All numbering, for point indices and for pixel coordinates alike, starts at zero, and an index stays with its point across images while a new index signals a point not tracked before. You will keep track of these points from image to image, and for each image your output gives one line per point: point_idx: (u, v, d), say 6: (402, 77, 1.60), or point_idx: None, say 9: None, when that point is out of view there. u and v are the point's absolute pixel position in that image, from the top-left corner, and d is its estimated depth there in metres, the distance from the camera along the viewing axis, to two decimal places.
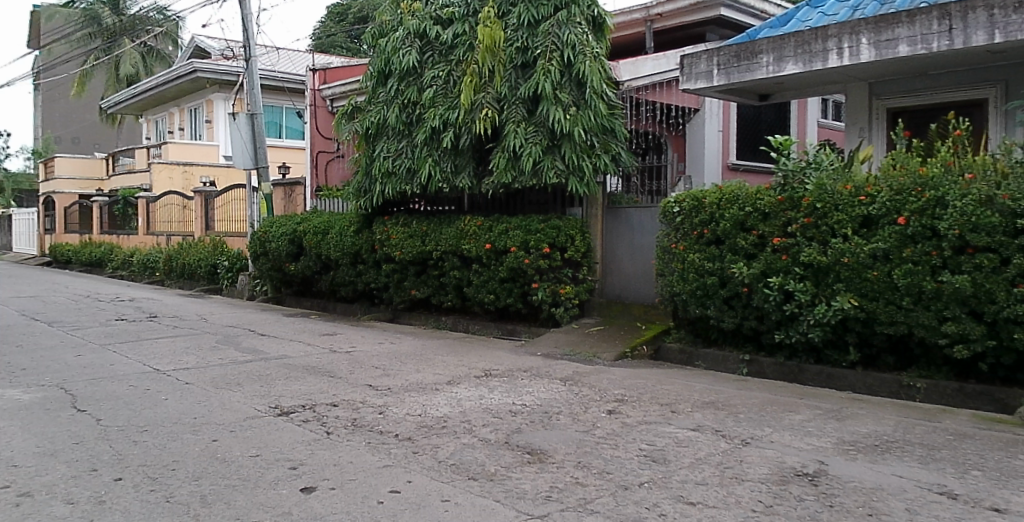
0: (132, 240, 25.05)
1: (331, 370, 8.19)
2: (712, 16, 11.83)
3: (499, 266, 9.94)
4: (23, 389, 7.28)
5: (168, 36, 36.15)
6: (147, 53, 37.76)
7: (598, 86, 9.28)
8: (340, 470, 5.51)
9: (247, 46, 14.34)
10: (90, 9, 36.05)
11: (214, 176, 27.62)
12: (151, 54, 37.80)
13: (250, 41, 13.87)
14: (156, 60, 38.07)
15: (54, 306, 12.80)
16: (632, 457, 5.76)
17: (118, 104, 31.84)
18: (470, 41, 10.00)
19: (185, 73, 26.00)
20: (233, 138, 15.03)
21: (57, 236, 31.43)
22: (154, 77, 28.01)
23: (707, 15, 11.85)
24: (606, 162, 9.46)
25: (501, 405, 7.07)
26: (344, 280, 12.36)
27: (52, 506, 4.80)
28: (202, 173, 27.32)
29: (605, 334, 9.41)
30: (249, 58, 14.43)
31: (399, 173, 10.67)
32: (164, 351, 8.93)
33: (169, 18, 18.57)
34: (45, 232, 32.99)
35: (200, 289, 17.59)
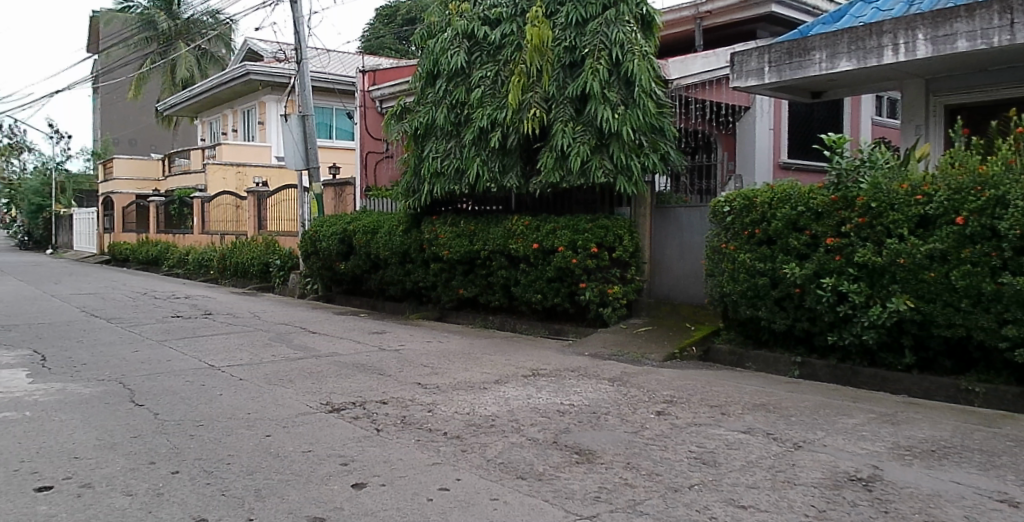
0: (186, 240, 25.64)
1: (381, 368, 8.25)
2: (762, 13, 11.67)
3: (547, 266, 9.92)
4: (84, 383, 7.49)
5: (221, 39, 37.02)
6: (203, 56, 38.73)
7: (646, 84, 9.21)
8: (391, 467, 5.54)
9: (299, 49, 14.58)
10: (146, 13, 37.16)
11: (266, 176, 27.92)
12: (206, 57, 38.74)
13: (302, 45, 14.12)
14: (212, 63, 39.06)
15: (114, 303, 13.18)
16: (683, 459, 5.69)
17: (172, 107, 32.71)
18: (518, 41, 10.03)
19: (236, 76, 26.59)
20: (285, 139, 15.30)
21: (116, 236, 32.39)
22: (207, 80, 28.72)
23: (757, 12, 11.69)
24: (655, 161, 9.37)
25: (549, 404, 7.04)
26: (392, 279, 12.49)
27: (112, 497, 4.92)
28: (255, 173, 27.67)
29: (653, 335, 9.32)
30: (300, 61, 14.68)
31: (447, 173, 10.72)
32: (219, 347, 9.12)
33: (223, 21, 18.99)
34: (104, 232, 34.04)
35: (254, 287, 17.95)
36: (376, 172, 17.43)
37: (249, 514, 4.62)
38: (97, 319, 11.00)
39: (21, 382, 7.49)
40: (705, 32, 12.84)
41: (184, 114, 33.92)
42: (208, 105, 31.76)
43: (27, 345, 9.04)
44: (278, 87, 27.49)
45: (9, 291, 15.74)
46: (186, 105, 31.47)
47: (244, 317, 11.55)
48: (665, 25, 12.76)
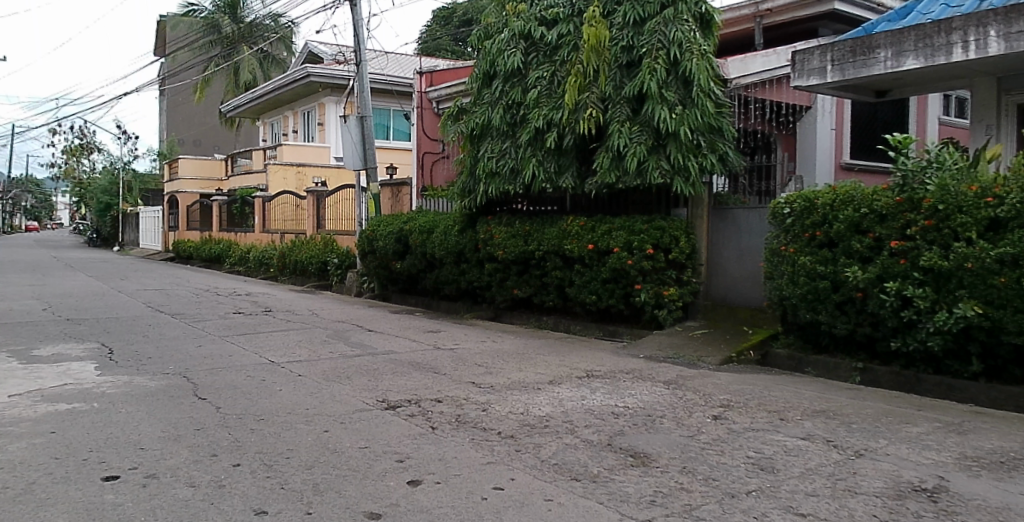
0: (247, 238, 26.31)
1: (436, 367, 8.31)
2: (824, 10, 11.44)
3: (601, 267, 9.86)
4: (150, 376, 7.71)
5: (283, 42, 37.88)
6: (265, 58, 39.68)
7: (705, 84, 9.09)
8: (446, 465, 5.56)
9: (358, 51, 14.80)
10: (211, 17, 38.22)
11: (325, 176, 28.62)
12: (268, 60, 39.73)
13: (361, 47, 14.34)
14: (273, 64, 39.98)
15: (178, 299, 13.56)
16: (739, 464, 5.58)
17: (234, 108, 33.63)
18: (574, 42, 10.02)
19: (298, 78, 27.16)
20: (344, 140, 15.56)
21: (180, 233, 33.43)
22: (269, 83, 29.42)
23: (819, 9, 11.46)
24: (713, 162, 9.23)
25: (603, 406, 6.99)
26: (447, 279, 12.58)
27: (176, 487, 5.04)
28: (315, 173, 28.37)
29: (708, 338, 9.18)
30: (360, 63, 14.91)
31: (503, 173, 10.74)
32: (279, 344, 9.30)
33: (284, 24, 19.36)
34: (169, 230, 35.22)
35: (313, 285, 18.30)
36: (432, 172, 17.52)
37: (307, 508, 4.68)
38: (162, 315, 11.32)
39: (91, 374, 7.76)
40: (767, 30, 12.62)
41: (245, 115, 34.80)
42: (271, 107, 32.57)
43: (96, 339, 9.38)
44: (335, 90, 27.98)
45: (80, 286, 16.41)
46: (248, 106, 32.37)
47: (303, 314, 11.76)
48: (725, 24, 12.58)
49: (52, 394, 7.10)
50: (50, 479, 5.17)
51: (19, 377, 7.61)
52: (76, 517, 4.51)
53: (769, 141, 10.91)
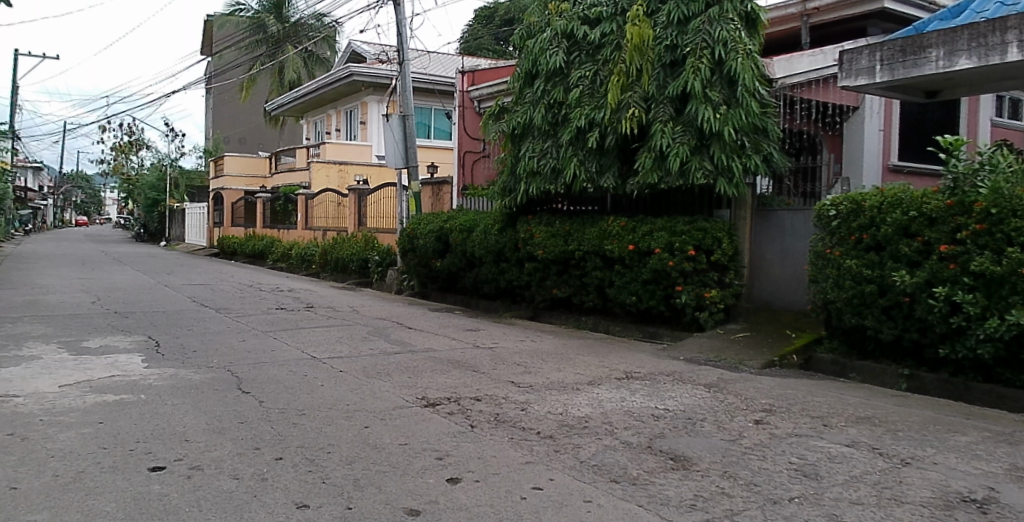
0: (290, 235, 26.71)
1: (475, 365, 8.32)
2: (873, 9, 11.26)
3: (642, 268, 9.79)
4: (195, 370, 7.85)
5: (327, 41, 38.41)
6: (308, 58, 40.31)
7: (750, 83, 9.01)
8: (485, 464, 5.56)
9: (401, 50, 14.91)
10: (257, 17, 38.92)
11: (367, 175, 28.91)
12: (312, 59, 40.36)
13: (404, 46, 14.45)
14: (317, 64, 40.59)
15: (222, 294, 13.79)
16: (782, 470, 5.48)
17: (278, 107, 34.20)
18: (617, 41, 9.98)
19: (343, 76, 27.45)
20: (386, 138, 15.70)
21: (224, 230, 34.08)
22: (313, 82, 29.87)
23: (868, 8, 11.28)
24: (757, 162, 9.11)
25: (644, 408, 6.93)
26: (487, 277, 12.62)
27: (220, 480, 5.11)
28: (357, 172, 28.63)
29: (750, 342, 9.05)
30: (402, 62, 15.00)
31: (543, 173, 10.72)
32: (320, 339, 9.40)
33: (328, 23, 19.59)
34: (215, 226, 36.00)
35: (353, 282, 18.48)
36: (473, 171, 17.66)
37: (348, 503, 4.70)
38: (206, 309, 11.52)
39: (138, 366, 7.92)
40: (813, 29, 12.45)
41: (288, 114, 35.36)
42: (313, 106, 33.07)
43: (143, 332, 9.57)
44: (377, 90, 28.24)
45: (129, 280, 16.80)
46: (292, 105, 32.95)
47: (344, 311, 11.87)
48: (769, 23, 12.46)
49: (100, 385, 7.26)
50: (98, 468, 5.28)
51: (69, 368, 7.80)
52: (123, 506, 4.59)
53: (814, 142, 10.76)
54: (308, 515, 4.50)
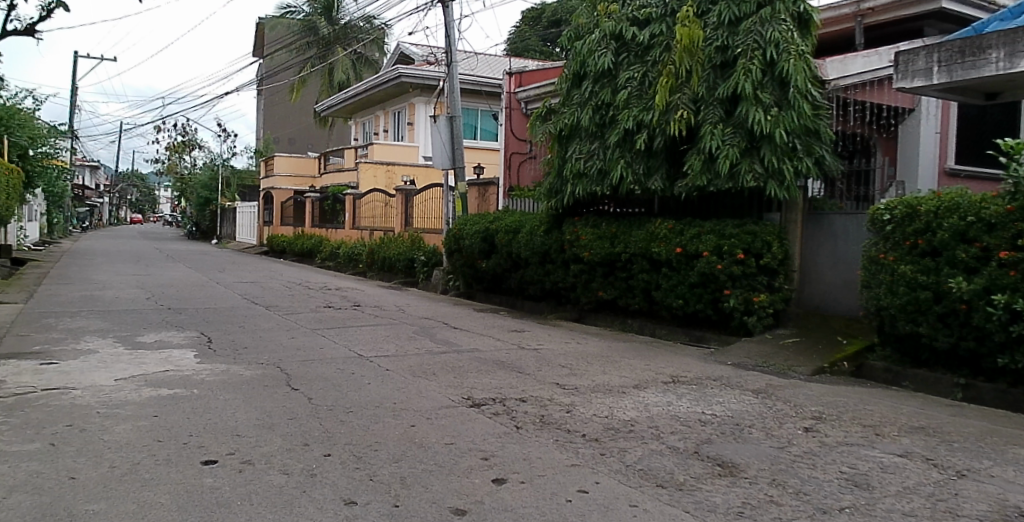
0: (338, 235, 27.11)
1: (520, 366, 8.33)
2: (932, 9, 11.03)
3: (689, 271, 9.71)
4: (245, 366, 7.98)
5: (375, 44, 38.96)
6: (357, 60, 40.95)
7: (802, 85, 8.89)
8: (530, 465, 5.54)
9: (449, 52, 14.99)
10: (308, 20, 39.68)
11: (414, 175, 29.15)
12: (360, 62, 40.99)
13: (453, 47, 14.54)
14: (365, 66, 41.22)
15: (272, 292, 14.03)
16: (832, 479, 5.35)
17: (326, 108, 34.77)
18: (667, 42, 9.92)
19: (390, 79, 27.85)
20: (433, 140, 15.81)
21: (274, 229, 34.73)
22: (361, 84, 30.32)
23: (926, 7, 11.05)
24: (809, 165, 8.99)
25: (690, 413, 6.86)
26: (532, 279, 12.63)
27: (270, 475, 5.17)
28: (405, 172, 28.89)
29: (799, 348, 8.90)
30: (450, 64, 15.06)
31: (590, 174, 10.68)
32: (368, 338, 9.49)
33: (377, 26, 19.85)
34: (265, 225, 36.77)
35: (400, 282, 18.65)
36: (520, 173, 17.45)
37: (394, 501, 4.73)
38: (256, 306, 11.73)
39: (191, 362, 8.09)
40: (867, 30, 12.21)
41: (339, 116, 35.91)
42: (360, 108, 33.52)
43: (196, 328, 9.77)
44: (425, 91, 28.56)
45: (182, 277, 17.21)
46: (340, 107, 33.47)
47: (390, 310, 11.98)
48: (824, 24, 12.25)
49: (155, 379, 7.43)
50: (152, 461, 5.39)
51: (125, 362, 8.01)
52: (176, 498, 4.67)
53: (867, 144, 10.91)
54: (355, 511, 4.53)
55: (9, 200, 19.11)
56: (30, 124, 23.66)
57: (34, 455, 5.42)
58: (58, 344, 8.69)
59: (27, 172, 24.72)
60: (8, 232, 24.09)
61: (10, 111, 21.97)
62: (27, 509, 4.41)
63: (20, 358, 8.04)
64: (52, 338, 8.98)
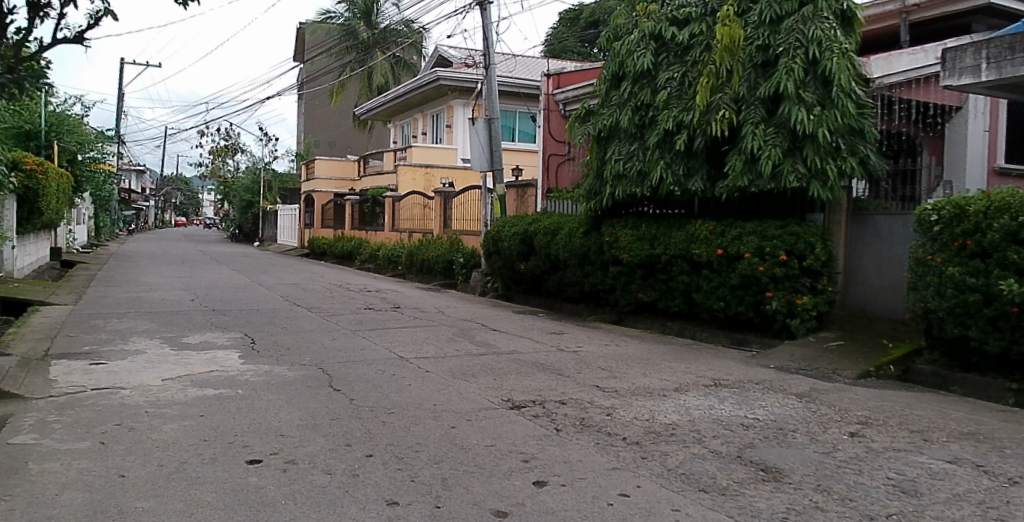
0: (377, 237, 27.39)
1: (560, 368, 8.33)
2: (981, 4, 10.79)
3: (731, 272, 9.61)
4: (288, 367, 8.10)
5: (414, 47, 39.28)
6: (396, 64, 41.36)
7: (846, 84, 8.77)
8: (571, 468, 5.52)
9: (488, 55, 15.06)
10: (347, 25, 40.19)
11: (452, 177, 29.34)
12: (399, 65, 41.39)
13: (492, 50, 14.61)
14: (404, 69, 41.63)
15: (314, 294, 14.24)
16: (879, 485, 5.23)
17: (365, 111, 35.16)
18: (707, 41, 9.84)
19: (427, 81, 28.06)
20: (471, 142, 15.89)
21: (315, 231, 35.25)
22: (398, 86, 30.61)
23: (975, 3, 10.81)
24: (853, 165, 8.86)
25: (733, 417, 6.78)
26: (571, 280, 12.62)
27: (313, 475, 5.23)
28: (442, 174, 29.14)
29: (843, 352, 8.75)
30: (489, 66, 15.13)
31: (630, 176, 10.62)
32: (408, 340, 9.56)
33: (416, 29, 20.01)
34: (305, 227, 37.35)
35: (439, 284, 18.77)
36: (557, 174, 17.66)
37: (436, 502, 4.75)
38: (299, 308, 11.90)
39: (235, 362, 8.23)
40: (913, 27, 11.96)
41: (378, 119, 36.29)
42: (398, 110, 33.83)
43: (240, 329, 9.95)
44: (463, 92, 28.51)
45: (225, 278, 17.55)
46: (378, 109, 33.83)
47: (430, 311, 12.07)
48: (868, 21, 12.05)
49: (200, 379, 7.58)
50: (199, 460, 5.49)
51: (172, 362, 8.18)
52: (222, 497, 4.75)
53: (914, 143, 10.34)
54: (397, 512, 4.56)
55: (59, 203, 19.77)
56: (79, 129, 24.41)
57: (85, 453, 5.55)
58: (107, 344, 8.92)
59: (76, 176, 25.50)
60: (59, 234, 24.89)
61: (60, 117, 23.07)
62: (80, 506, 4.51)
63: (71, 358, 8.27)
64: (102, 338, 9.22)
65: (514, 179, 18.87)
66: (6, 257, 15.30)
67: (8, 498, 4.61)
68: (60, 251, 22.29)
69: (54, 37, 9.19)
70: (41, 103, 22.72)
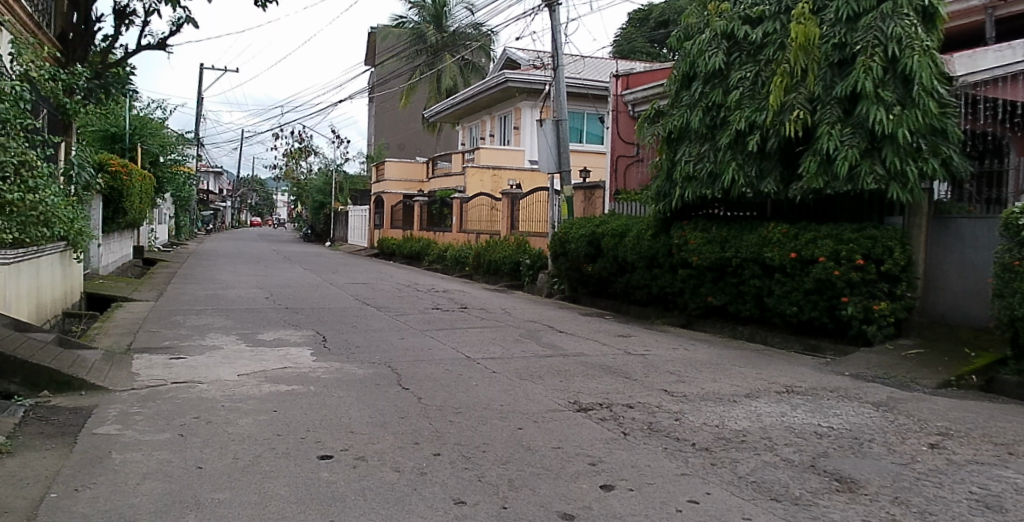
0: (444, 238, 27.73)
1: (628, 371, 8.26)
2: None
3: (804, 277, 9.40)
4: (359, 365, 8.27)
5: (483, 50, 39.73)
6: (465, 67, 41.95)
7: (928, 82, 8.47)
8: (639, 473, 5.46)
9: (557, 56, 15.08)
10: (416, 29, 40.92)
11: (519, 179, 29.43)
12: (468, 67, 41.95)
13: (560, 51, 14.63)
14: (473, 71, 42.21)
15: (383, 293, 14.51)
16: (961, 499, 5.00)
17: (434, 113, 35.63)
18: (781, 40, 9.63)
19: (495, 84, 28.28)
20: (539, 144, 15.94)
21: (384, 232, 35.99)
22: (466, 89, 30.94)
23: None
24: (935, 167, 8.55)
25: (805, 425, 6.61)
26: (639, 283, 12.52)
27: (382, 471, 5.31)
28: (510, 177, 29.30)
29: (923, 360, 8.44)
30: (557, 67, 15.15)
31: (700, 177, 10.47)
32: (476, 340, 9.65)
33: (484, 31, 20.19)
34: (375, 228, 38.17)
35: (506, 285, 18.89)
36: (625, 176, 17.45)
37: (503, 503, 4.76)
38: (369, 307, 12.13)
39: (307, 359, 8.44)
40: (999, 22, 11.48)
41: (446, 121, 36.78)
42: (467, 113, 34.20)
43: (311, 326, 10.20)
44: (533, 94, 28.53)
45: (298, 277, 18.05)
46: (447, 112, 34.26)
47: (496, 312, 12.16)
48: (951, 17, 11.60)
49: (273, 375, 7.81)
50: (273, 454, 5.63)
51: (247, 358, 8.44)
52: (295, 491, 4.86)
53: (1000, 147, 9.46)
54: (465, 512, 4.59)
55: (142, 204, 20.71)
56: (161, 132, 25.49)
57: (165, 444, 5.77)
58: (186, 340, 9.27)
59: (158, 177, 26.64)
60: (141, 233, 26.04)
61: (143, 120, 24.14)
62: (159, 495, 4.68)
63: (152, 352, 8.61)
64: (180, 334, 9.58)
65: (583, 180, 18.87)
66: (93, 255, 16.08)
67: (92, 485, 4.82)
68: (142, 249, 23.33)
69: (138, 44, 9.61)
70: (126, 108, 23.80)
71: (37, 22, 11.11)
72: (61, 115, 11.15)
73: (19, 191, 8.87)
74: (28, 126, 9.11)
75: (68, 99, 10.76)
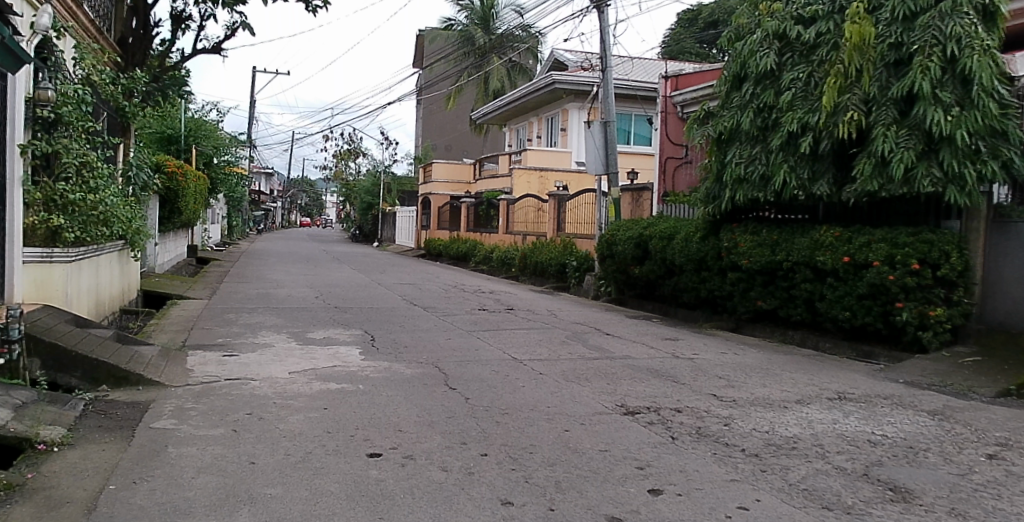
0: (490, 238, 27.88)
1: (676, 376, 8.21)
2: None
3: (858, 282, 9.23)
4: (408, 365, 8.37)
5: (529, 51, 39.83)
6: (512, 68, 42.09)
7: (988, 81, 8.25)
8: (688, 478, 5.42)
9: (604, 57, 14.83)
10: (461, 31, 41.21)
11: (566, 180, 29.42)
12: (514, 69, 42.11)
13: (608, 52, 14.55)
14: (519, 72, 42.31)
15: (430, 293, 14.66)
16: (1021, 512, 4.85)
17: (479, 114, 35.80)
18: (835, 40, 9.45)
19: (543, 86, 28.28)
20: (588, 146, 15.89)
21: (431, 232, 36.32)
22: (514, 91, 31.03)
23: None
24: (995, 169, 8.31)
25: (859, 433, 6.48)
26: (687, 286, 12.43)
27: (431, 470, 5.37)
28: (556, 178, 29.31)
29: (981, 368, 8.20)
30: (605, 69, 15.01)
31: (751, 180, 10.33)
32: (524, 341, 9.69)
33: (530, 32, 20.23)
34: (421, 228, 38.58)
35: (552, 286, 18.92)
36: (674, 178, 17.32)
37: (550, 505, 4.77)
38: (416, 307, 12.25)
39: (357, 358, 8.57)
40: None
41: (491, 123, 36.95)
42: (514, 114, 34.22)
43: (360, 326, 10.35)
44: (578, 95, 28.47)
45: (348, 277, 18.36)
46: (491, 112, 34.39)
47: (543, 314, 12.19)
48: (1013, 15, 11.25)
49: (324, 373, 7.95)
50: (323, 451, 5.73)
51: (298, 356, 8.60)
52: (345, 488, 4.94)
53: None
54: (513, 513, 4.61)
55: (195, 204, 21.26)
56: (215, 134, 26.10)
57: (219, 439, 5.92)
58: (238, 337, 9.48)
59: (212, 177, 27.32)
60: (196, 231, 26.74)
61: (196, 123, 24.63)
62: (212, 489, 4.80)
63: (206, 349, 8.83)
64: (233, 331, 9.81)
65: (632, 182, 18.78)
66: (149, 253, 16.54)
67: (150, 478, 4.97)
68: (196, 248, 23.95)
69: (194, 47, 9.83)
70: (182, 109, 24.46)
71: (99, 27, 11.51)
72: (120, 118, 11.44)
73: (79, 191, 9.24)
74: (88, 128, 9.61)
75: (127, 101, 11.19)
